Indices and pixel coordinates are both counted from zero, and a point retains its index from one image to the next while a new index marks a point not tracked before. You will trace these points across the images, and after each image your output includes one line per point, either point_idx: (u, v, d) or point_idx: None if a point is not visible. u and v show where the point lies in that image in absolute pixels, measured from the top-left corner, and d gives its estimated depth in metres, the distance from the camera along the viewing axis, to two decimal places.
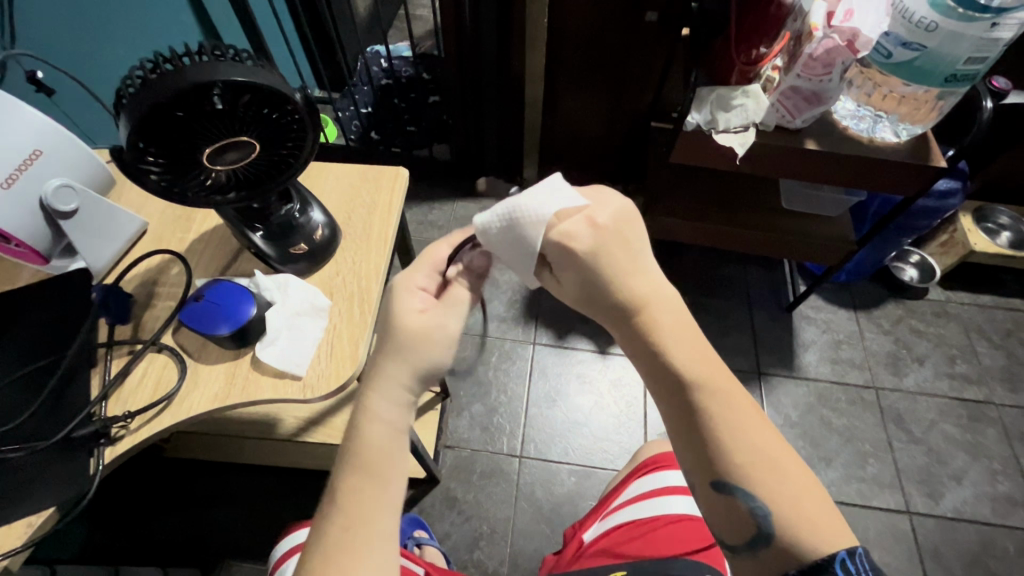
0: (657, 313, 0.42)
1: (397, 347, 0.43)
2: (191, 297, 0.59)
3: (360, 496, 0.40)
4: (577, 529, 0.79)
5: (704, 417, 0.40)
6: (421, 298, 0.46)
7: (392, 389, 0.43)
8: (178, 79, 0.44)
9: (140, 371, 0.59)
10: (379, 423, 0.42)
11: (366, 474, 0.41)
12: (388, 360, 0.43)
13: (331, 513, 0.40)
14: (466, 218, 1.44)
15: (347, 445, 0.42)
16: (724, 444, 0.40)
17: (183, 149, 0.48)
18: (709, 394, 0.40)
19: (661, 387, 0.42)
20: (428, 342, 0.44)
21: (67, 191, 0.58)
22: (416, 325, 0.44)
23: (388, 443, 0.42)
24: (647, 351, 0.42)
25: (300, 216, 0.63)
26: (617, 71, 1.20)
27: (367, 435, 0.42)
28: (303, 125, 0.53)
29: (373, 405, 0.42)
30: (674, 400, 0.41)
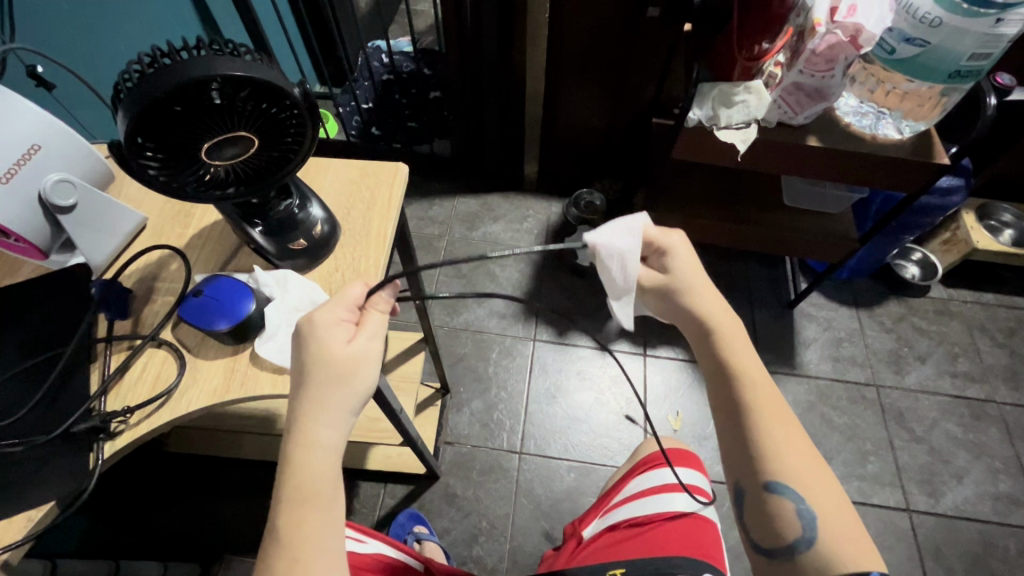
0: (721, 326, 0.49)
1: (328, 378, 0.43)
2: (190, 292, 0.51)
3: (300, 529, 0.40)
4: (577, 526, 0.76)
5: (759, 420, 0.45)
6: (346, 331, 0.45)
7: (329, 419, 0.43)
8: (174, 72, 0.38)
9: (138, 372, 0.49)
10: (315, 454, 0.42)
11: (304, 514, 0.40)
12: (324, 394, 0.43)
13: (271, 548, 0.40)
14: (465, 213, 1.44)
15: (281, 481, 0.42)
16: (769, 446, 0.45)
17: (181, 144, 0.41)
18: (760, 403, 0.46)
19: (725, 391, 0.47)
20: (360, 374, 0.44)
21: (65, 188, 0.48)
22: (345, 358, 0.44)
23: (324, 475, 0.42)
24: (715, 359, 0.48)
25: (300, 212, 0.53)
26: (619, 66, 1.19)
27: (302, 468, 0.42)
28: (307, 118, 0.45)
29: (311, 437, 0.42)
30: (733, 403, 0.46)
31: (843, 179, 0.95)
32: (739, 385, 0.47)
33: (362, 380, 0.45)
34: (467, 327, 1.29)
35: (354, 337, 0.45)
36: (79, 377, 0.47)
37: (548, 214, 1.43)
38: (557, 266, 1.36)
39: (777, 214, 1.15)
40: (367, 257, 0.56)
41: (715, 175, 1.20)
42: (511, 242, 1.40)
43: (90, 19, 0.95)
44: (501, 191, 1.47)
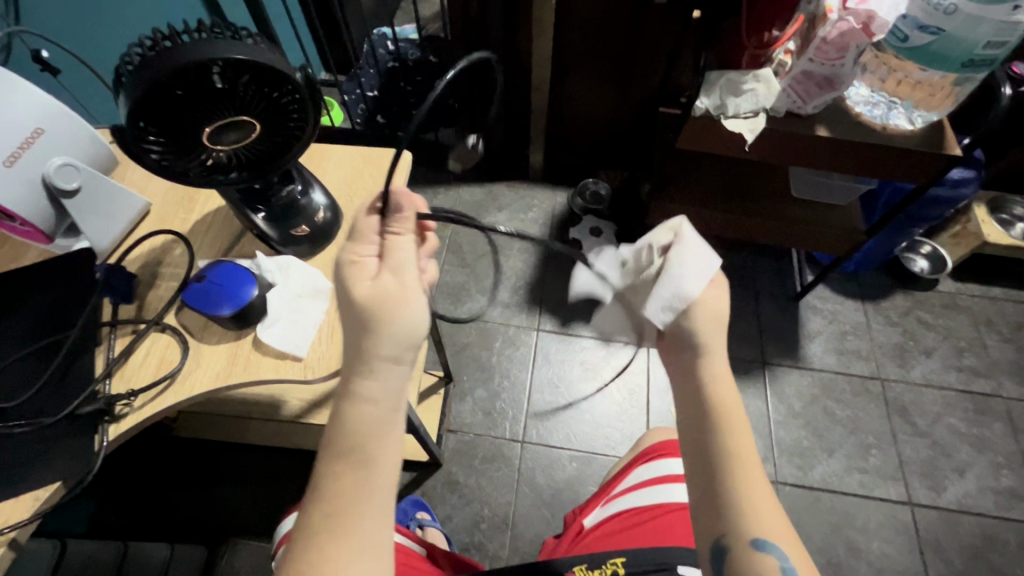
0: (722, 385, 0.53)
1: (708, 346, 0.55)
2: (419, 280, 0.58)
3: (743, 480, 0.50)
4: (578, 514, 0.88)
5: (736, 478, 0.50)
6: (652, 299, 0.55)
7: (741, 412, 0.52)
8: (456, 70, 0.46)
9: (384, 351, 0.55)
10: (741, 433, 0.51)
11: (753, 474, 0.50)
12: (697, 358, 0.55)
13: (749, 514, 0.49)
14: (471, 201, 1.55)
15: (693, 437, 0.53)
16: (745, 513, 0.50)
17: (437, 133, 0.50)
18: (746, 459, 0.50)
19: (702, 444, 0.52)
20: (720, 340, 0.55)
21: (311, 185, 0.56)
22: (718, 317, 0.55)
23: (736, 430, 0.52)
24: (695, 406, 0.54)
25: (473, 200, 0.62)
26: (625, 62, 1.30)
27: (716, 428, 0.52)
28: (502, 101, 0.52)
29: (727, 420, 0.52)
30: (706, 453, 0.52)
31: (859, 173, 1.00)
32: (718, 457, 0.51)
33: (706, 344, 0.55)
34: (473, 318, 1.38)
35: (676, 297, 0.56)
36: (340, 353, 0.54)
37: (550, 203, 1.55)
38: (562, 262, 1.46)
39: (786, 211, 1.21)
40: None
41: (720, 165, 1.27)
42: (508, 242, 1.50)
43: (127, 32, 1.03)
44: (510, 183, 1.58)
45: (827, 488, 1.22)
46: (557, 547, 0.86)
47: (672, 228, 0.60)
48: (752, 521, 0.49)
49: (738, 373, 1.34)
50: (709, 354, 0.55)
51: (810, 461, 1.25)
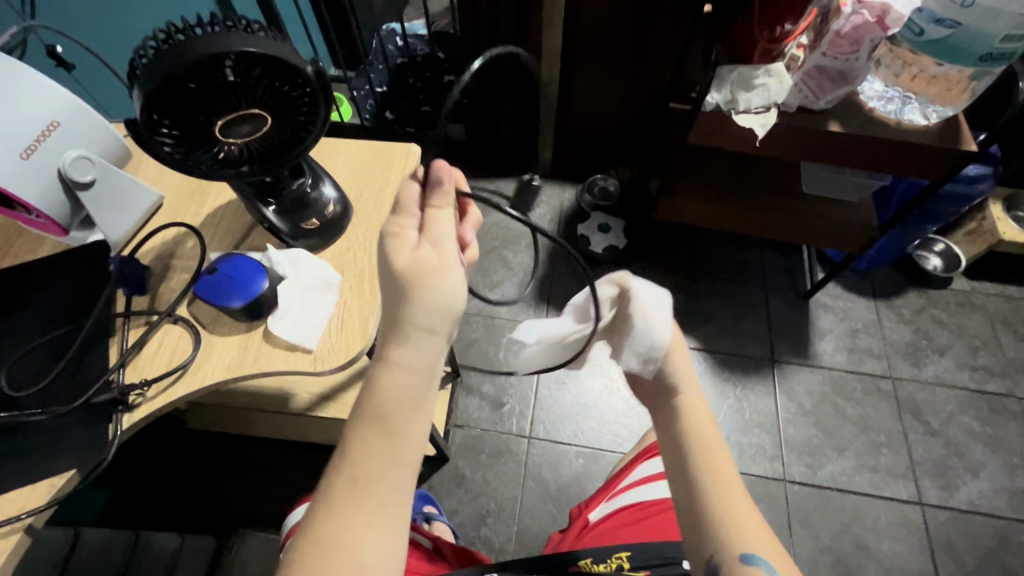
0: (419, 314, 0.40)
1: (414, 278, 0.41)
2: (204, 270, 0.51)
3: (374, 454, 0.39)
4: (583, 508, 0.75)
5: (370, 433, 0.39)
6: (412, 239, 0.43)
7: (411, 348, 0.40)
8: (191, 48, 0.38)
9: (156, 346, 0.49)
10: (395, 373, 0.40)
11: (376, 446, 0.39)
12: (405, 309, 0.40)
13: (346, 487, 0.38)
14: (479, 198, 1.44)
15: (361, 396, 0.40)
16: (378, 493, 0.38)
17: (197, 118, 0.41)
18: (384, 409, 0.39)
19: (367, 390, 0.40)
20: (437, 286, 0.40)
21: (85, 164, 0.48)
22: (420, 267, 0.41)
23: (402, 402, 0.39)
24: (396, 364, 0.40)
25: (312, 191, 0.53)
26: (637, 54, 1.18)
27: (383, 393, 0.39)
28: (321, 98, 0.44)
29: (395, 357, 0.40)
30: (363, 406, 0.40)
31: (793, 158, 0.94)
32: (361, 422, 0.39)
33: (449, 300, 0.41)
34: (479, 312, 1.29)
35: (422, 246, 0.42)
36: (92, 349, 0.47)
37: (562, 201, 1.44)
38: (568, 256, 1.35)
39: (777, 205, 1.13)
40: (184, 215, 0.56)
41: (733, 161, 1.18)
42: (523, 228, 1.39)
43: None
44: (513, 177, 1.48)
45: (835, 487, 1.11)
46: (561, 542, 0.73)
47: (615, 282, 0.49)
48: (338, 510, 0.37)
49: (741, 368, 1.23)
50: (436, 290, 0.40)
51: (818, 459, 1.13)
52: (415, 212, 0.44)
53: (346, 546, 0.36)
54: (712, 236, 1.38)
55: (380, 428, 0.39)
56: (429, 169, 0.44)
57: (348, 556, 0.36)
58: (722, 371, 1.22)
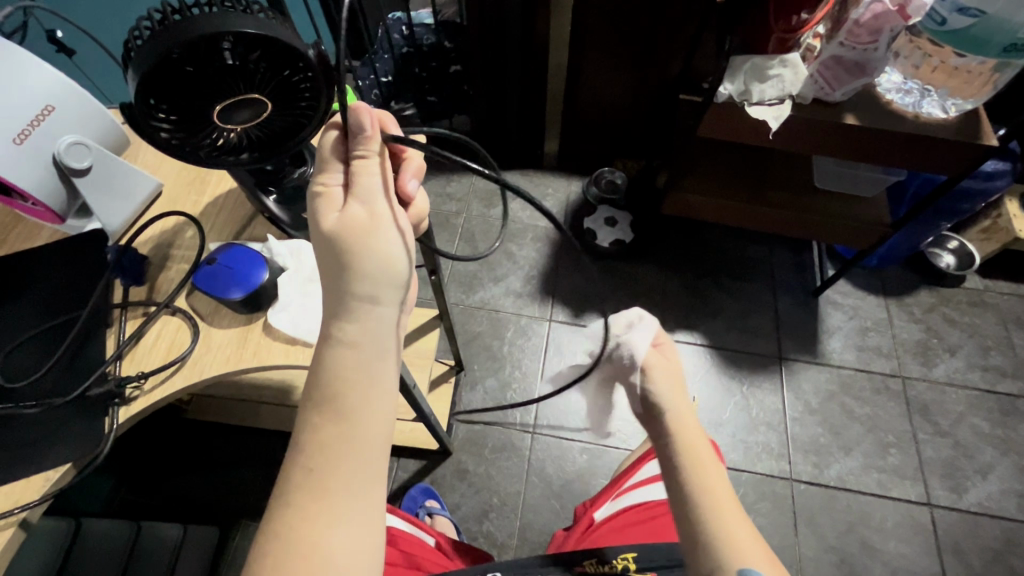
0: (360, 286, 0.39)
1: (351, 246, 0.39)
2: (203, 261, 0.49)
3: (329, 441, 0.37)
4: (588, 506, 0.73)
5: (322, 417, 0.38)
6: (339, 197, 0.41)
7: (358, 324, 0.39)
8: (188, 29, 0.36)
9: (154, 337, 0.47)
10: (343, 351, 0.39)
11: (330, 431, 0.38)
12: (343, 280, 0.39)
13: (306, 477, 0.37)
14: (484, 190, 1.42)
15: (310, 381, 0.39)
16: (338, 478, 0.37)
17: (195, 102, 0.40)
18: (335, 391, 0.38)
19: (316, 373, 0.39)
20: (372, 248, 0.39)
21: (81, 149, 0.46)
22: (348, 226, 0.40)
23: (353, 381, 0.38)
24: (341, 344, 0.39)
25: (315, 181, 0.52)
26: (647, 43, 1.15)
27: (331, 377, 0.38)
28: (323, 85, 0.43)
29: (343, 335, 0.39)
30: (312, 390, 0.38)
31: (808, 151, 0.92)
32: (312, 407, 0.38)
33: (390, 266, 0.40)
34: (483, 305, 1.28)
35: (349, 206, 0.40)
36: (89, 341, 0.46)
37: (568, 194, 1.43)
38: (574, 250, 1.34)
39: (789, 200, 1.11)
40: (185, 204, 0.55)
41: (743, 155, 1.16)
42: (529, 221, 1.38)
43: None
44: (519, 169, 1.47)
45: (841, 487, 1.09)
46: (565, 541, 0.71)
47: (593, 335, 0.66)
48: (299, 503, 0.36)
49: (748, 365, 1.21)
50: (370, 256, 0.39)
51: (824, 458, 1.12)
52: (340, 165, 0.42)
53: (308, 541, 0.35)
54: (721, 231, 1.36)
55: (331, 411, 0.38)
56: (346, 113, 0.40)
57: (311, 550, 0.35)
58: (728, 368, 1.21)
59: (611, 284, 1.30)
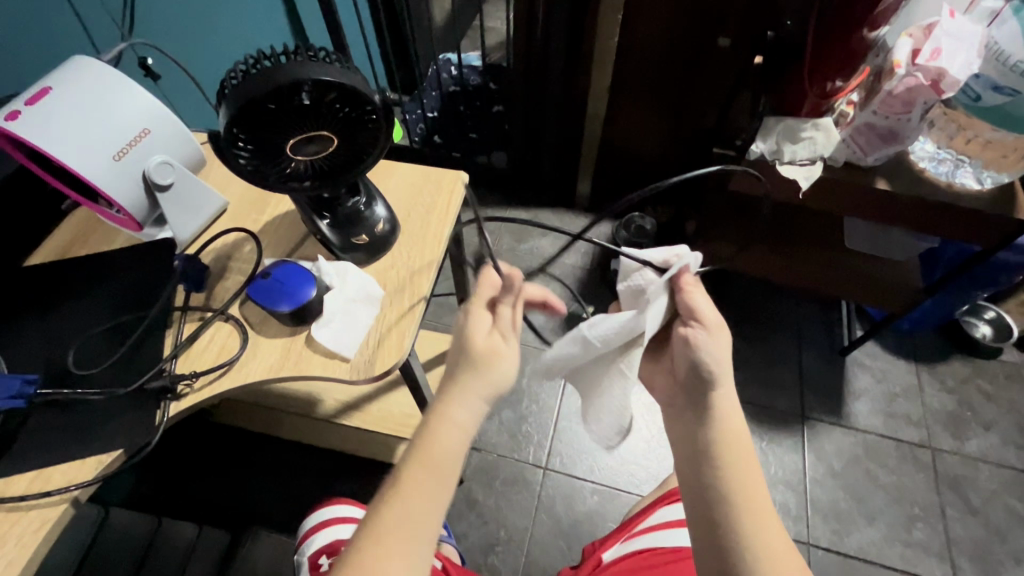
0: (480, 379, 0.46)
1: (487, 351, 0.47)
2: (259, 274, 0.54)
3: (418, 496, 0.43)
4: (596, 546, 0.73)
5: (426, 476, 0.43)
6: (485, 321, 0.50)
7: (471, 404, 0.46)
8: (275, 75, 0.42)
9: (208, 341, 0.52)
10: (453, 428, 0.45)
11: (427, 489, 0.43)
12: (472, 376, 0.46)
13: (393, 521, 0.41)
14: (516, 226, 1.48)
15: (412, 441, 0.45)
16: (424, 531, 0.42)
17: (273, 135, 0.45)
18: (440, 456, 0.44)
19: (427, 437, 0.45)
20: (502, 361, 0.47)
21: (170, 168, 0.52)
22: (492, 344, 0.47)
23: (453, 454, 0.44)
24: (455, 419, 0.45)
25: (365, 209, 0.55)
26: (682, 97, 1.20)
27: (435, 444, 0.44)
28: (383, 124, 0.48)
29: (452, 413, 0.45)
30: (420, 451, 0.44)
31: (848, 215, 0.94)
32: (416, 464, 0.44)
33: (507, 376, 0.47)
34: None
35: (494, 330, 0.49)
36: (153, 338, 0.50)
37: (596, 235, 1.48)
38: (599, 291, 1.37)
39: (817, 258, 1.12)
40: (248, 217, 0.60)
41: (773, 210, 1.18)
42: (558, 259, 1.43)
43: (212, 27, 0.98)
44: (552, 208, 1.52)
45: (862, 558, 1.05)
46: None
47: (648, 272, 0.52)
48: (385, 544, 0.40)
49: (769, 421, 1.19)
50: (498, 361, 0.47)
51: (845, 526, 1.08)
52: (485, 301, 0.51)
53: None
54: (748, 283, 1.37)
55: (433, 472, 0.43)
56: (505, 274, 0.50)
57: None
58: (748, 421, 1.19)
59: None
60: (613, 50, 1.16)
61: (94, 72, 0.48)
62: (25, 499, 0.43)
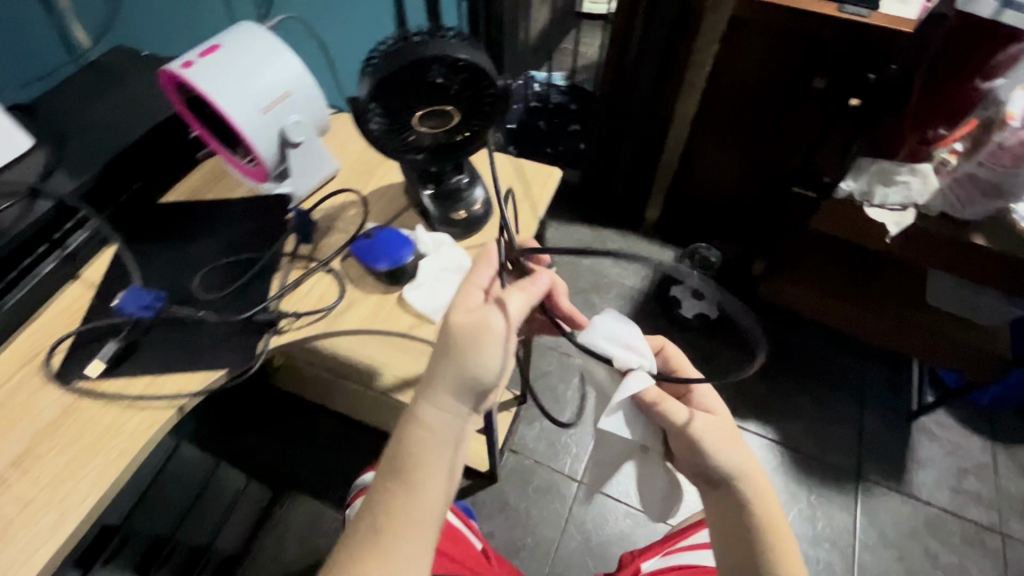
0: (449, 377, 0.40)
1: (461, 341, 0.40)
2: (362, 235, 0.58)
3: (399, 518, 0.39)
4: (635, 555, 0.71)
5: (395, 486, 0.39)
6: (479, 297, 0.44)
7: (442, 404, 0.40)
8: (417, 50, 0.46)
9: (310, 288, 0.56)
10: (424, 432, 0.40)
11: (398, 500, 0.39)
12: (440, 370, 0.40)
13: (366, 534, 0.39)
14: (579, 241, 1.50)
15: (387, 454, 0.41)
16: (397, 550, 0.38)
17: (404, 105, 0.49)
18: (410, 466, 0.40)
19: (397, 441, 0.41)
20: (477, 352, 0.39)
21: (303, 127, 0.57)
22: (467, 329, 0.40)
23: (427, 460, 0.40)
24: (426, 423, 0.40)
25: (466, 188, 0.59)
26: (768, 133, 1.19)
27: (411, 450, 0.40)
28: (499, 107, 0.51)
29: (422, 414, 0.40)
30: (392, 457, 0.40)
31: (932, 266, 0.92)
32: (388, 471, 0.40)
33: (485, 368, 0.40)
34: (555, 347, 1.31)
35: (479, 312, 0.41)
36: (263, 278, 0.55)
37: (658, 261, 1.47)
38: (656, 316, 1.36)
39: (895, 312, 1.07)
40: (357, 183, 0.65)
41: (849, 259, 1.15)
42: (617, 279, 1.44)
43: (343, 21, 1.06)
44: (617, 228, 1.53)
45: None
46: None
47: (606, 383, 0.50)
48: (358, 560, 0.38)
49: (821, 474, 1.13)
50: (476, 353, 0.39)
51: None
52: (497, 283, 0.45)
53: None
54: (813, 328, 1.32)
55: (402, 483, 0.39)
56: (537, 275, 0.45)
57: None
58: (798, 471, 1.14)
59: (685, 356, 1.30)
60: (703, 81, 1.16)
61: (254, 35, 0.54)
62: (141, 399, 0.48)
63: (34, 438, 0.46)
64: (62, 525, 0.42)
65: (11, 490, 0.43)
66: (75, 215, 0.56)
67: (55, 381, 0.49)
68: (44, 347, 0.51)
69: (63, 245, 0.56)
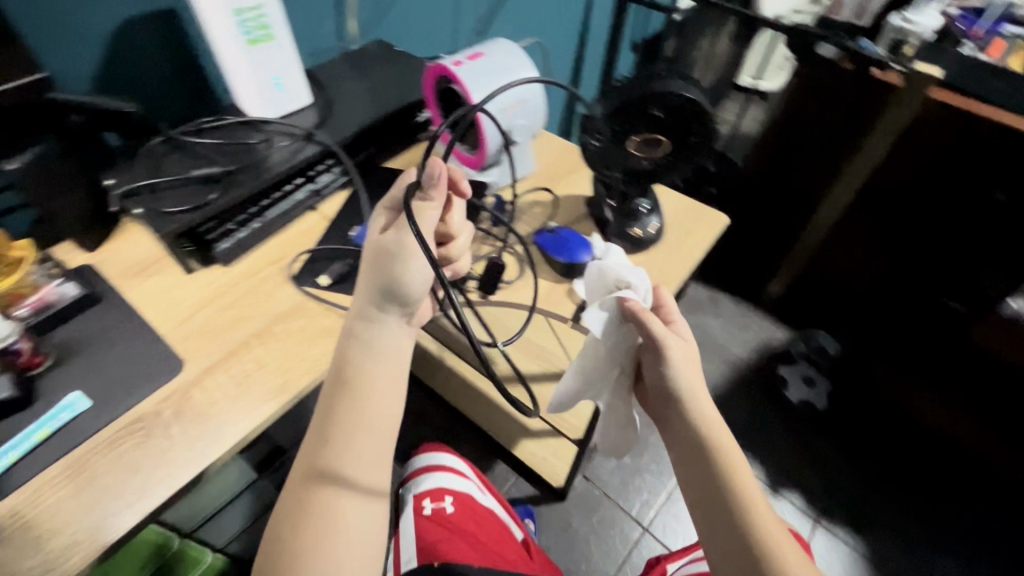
0: (376, 299, 0.46)
1: (383, 263, 0.46)
2: (548, 229, 0.68)
3: (345, 429, 0.44)
4: (663, 559, 0.74)
5: (341, 401, 0.44)
6: (388, 220, 0.49)
7: (379, 323, 0.47)
8: (651, 86, 0.54)
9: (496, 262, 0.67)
10: (370, 354, 0.46)
11: (345, 411, 0.44)
12: (368, 291, 0.47)
13: (317, 446, 0.44)
14: (692, 298, 1.52)
15: (334, 368, 0.46)
16: (344, 456, 0.43)
17: (625, 131, 0.58)
18: (352, 385, 0.45)
19: (339, 361, 0.47)
20: (399, 272, 0.46)
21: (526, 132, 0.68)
22: (387, 250, 0.46)
23: (372, 374, 0.45)
24: (365, 345, 0.46)
25: (645, 211, 0.66)
26: (927, 236, 1.16)
27: (356, 365, 0.46)
28: (705, 144, 0.58)
29: (363, 336, 0.46)
30: (334, 375, 0.46)
31: None
32: (329, 389, 0.46)
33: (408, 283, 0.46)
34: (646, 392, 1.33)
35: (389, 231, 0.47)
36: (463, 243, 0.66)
37: (770, 337, 1.45)
38: (756, 390, 1.34)
39: None
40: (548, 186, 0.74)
41: None
42: (723, 344, 1.43)
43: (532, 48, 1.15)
44: (734, 295, 1.52)
45: None
46: None
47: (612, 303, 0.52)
48: (315, 469, 0.43)
49: None
50: (400, 270, 0.46)
51: None
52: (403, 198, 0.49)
53: (325, 498, 0.42)
54: (930, 450, 1.24)
55: (342, 399, 0.45)
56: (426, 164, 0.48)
57: (323, 510, 0.42)
58: None
59: (780, 439, 1.26)
60: (865, 171, 1.16)
61: (507, 50, 0.66)
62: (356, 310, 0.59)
63: (274, 319, 0.58)
64: (282, 388, 0.53)
65: (252, 351, 0.55)
66: (327, 159, 0.70)
67: (293, 282, 0.61)
68: (286, 256, 0.65)
69: (314, 180, 0.70)
